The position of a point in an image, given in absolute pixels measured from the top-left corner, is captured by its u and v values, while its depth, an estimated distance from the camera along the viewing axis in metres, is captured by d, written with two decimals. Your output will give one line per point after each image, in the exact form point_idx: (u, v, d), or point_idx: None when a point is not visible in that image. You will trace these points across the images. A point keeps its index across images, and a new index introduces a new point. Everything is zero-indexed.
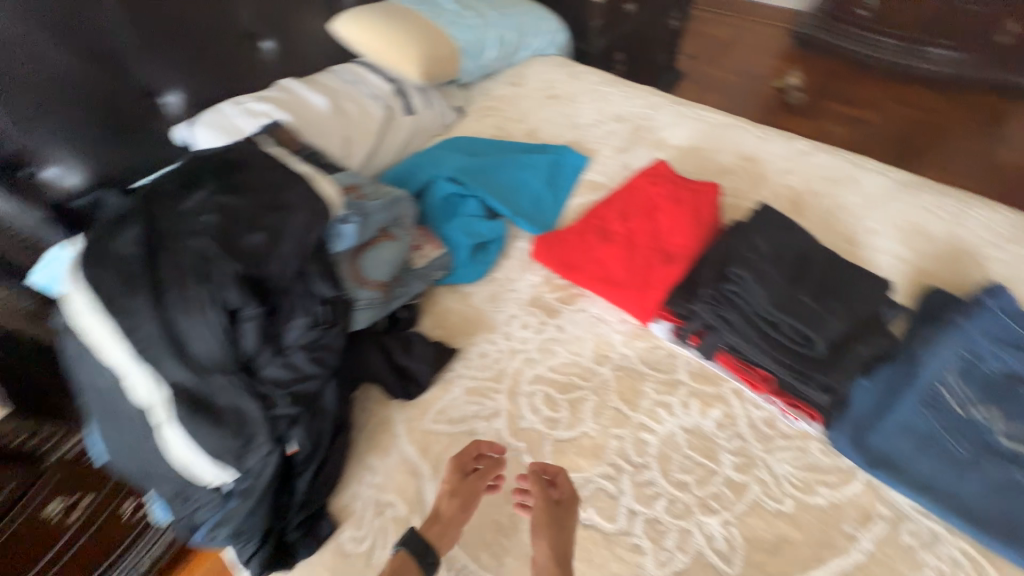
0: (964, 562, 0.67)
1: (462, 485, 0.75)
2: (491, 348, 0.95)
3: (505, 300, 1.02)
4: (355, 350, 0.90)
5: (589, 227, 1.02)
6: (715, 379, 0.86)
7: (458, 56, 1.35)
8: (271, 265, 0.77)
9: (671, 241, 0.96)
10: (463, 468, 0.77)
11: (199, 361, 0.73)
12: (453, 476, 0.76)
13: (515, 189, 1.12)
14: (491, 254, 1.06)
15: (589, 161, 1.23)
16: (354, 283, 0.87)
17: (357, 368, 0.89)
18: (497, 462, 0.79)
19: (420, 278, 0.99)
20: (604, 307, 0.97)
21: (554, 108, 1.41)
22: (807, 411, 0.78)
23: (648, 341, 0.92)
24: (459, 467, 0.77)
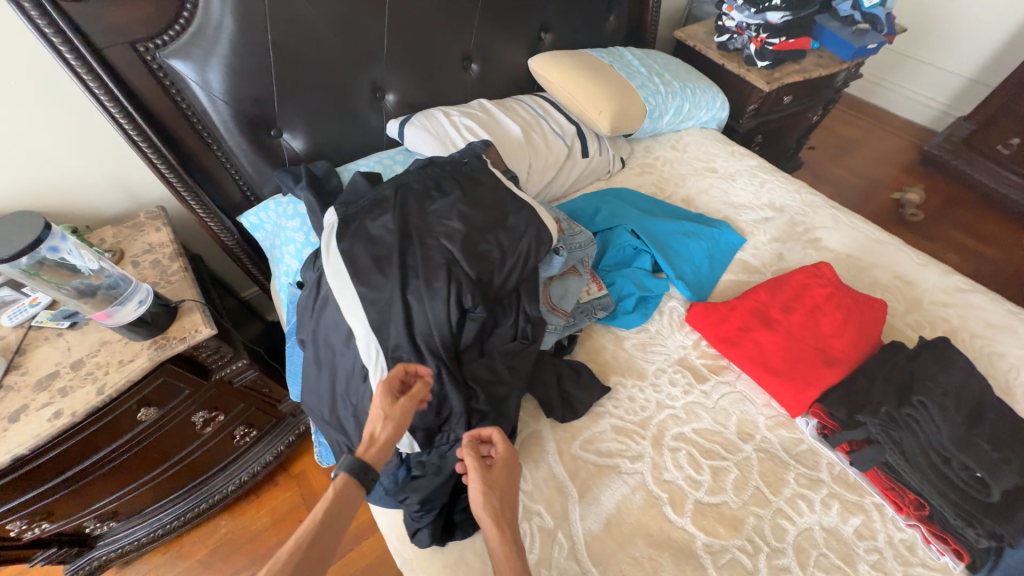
0: None
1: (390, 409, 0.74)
2: (639, 395, 1.02)
3: (655, 352, 1.09)
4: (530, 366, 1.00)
5: (747, 307, 1.10)
6: (858, 487, 0.90)
7: (640, 115, 1.47)
8: (496, 278, 0.89)
9: (833, 344, 1.01)
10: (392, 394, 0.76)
11: (425, 346, 0.84)
12: (381, 409, 0.74)
13: (680, 252, 1.20)
14: (650, 306, 1.14)
15: (744, 241, 1.30)
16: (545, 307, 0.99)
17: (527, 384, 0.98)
18: (425, 385, 0.79)
19: (587, 314, 1.08)
20: (751, 387, 1.03)
21: (711, 180, 1.48)
22: (954, 546, 0.81)
23: (791, 431, 0.97)
24: (386, 398, 0.75)
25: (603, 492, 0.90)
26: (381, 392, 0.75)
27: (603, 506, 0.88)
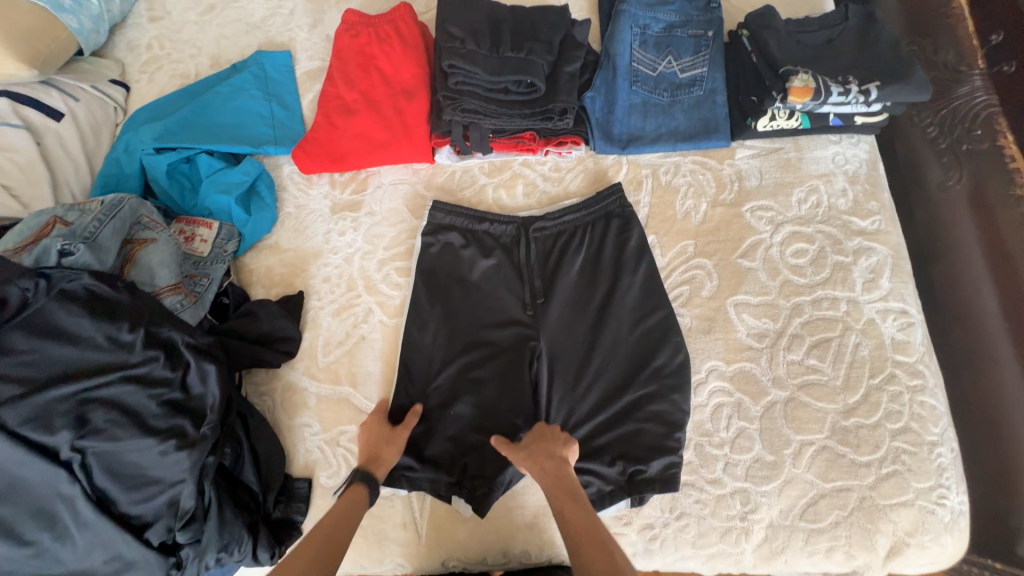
0: (696, 167, 0.93)
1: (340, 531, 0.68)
2: (330, 269, 0.96)
3: (311, 225, 0.99)
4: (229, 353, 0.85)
5: (329, 112, 0.99)
6: (505, 164, 0.98)
7: (50, 19, 1.01)
8: (66, 325, 0.71)
9: (401, 78, 0.98)
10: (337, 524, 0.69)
11: (74, 458, 0.69)
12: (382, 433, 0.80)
13: (242, 122, 1.02)
14: (266, 196, 0.98)
15: (291, 53, 1.12)
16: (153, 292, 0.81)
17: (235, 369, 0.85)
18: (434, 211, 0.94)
19: (216, 261, 0.92)
20: (395, 171, 1.01)
21: (220, 20, 1.19)
22: (571, 141, 0.94)
23: (443, 173, 0.99)
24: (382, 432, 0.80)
25: (369, 363, 0.90)
26: (380, 437, 0.79)
27: (377, 370, 0.90)
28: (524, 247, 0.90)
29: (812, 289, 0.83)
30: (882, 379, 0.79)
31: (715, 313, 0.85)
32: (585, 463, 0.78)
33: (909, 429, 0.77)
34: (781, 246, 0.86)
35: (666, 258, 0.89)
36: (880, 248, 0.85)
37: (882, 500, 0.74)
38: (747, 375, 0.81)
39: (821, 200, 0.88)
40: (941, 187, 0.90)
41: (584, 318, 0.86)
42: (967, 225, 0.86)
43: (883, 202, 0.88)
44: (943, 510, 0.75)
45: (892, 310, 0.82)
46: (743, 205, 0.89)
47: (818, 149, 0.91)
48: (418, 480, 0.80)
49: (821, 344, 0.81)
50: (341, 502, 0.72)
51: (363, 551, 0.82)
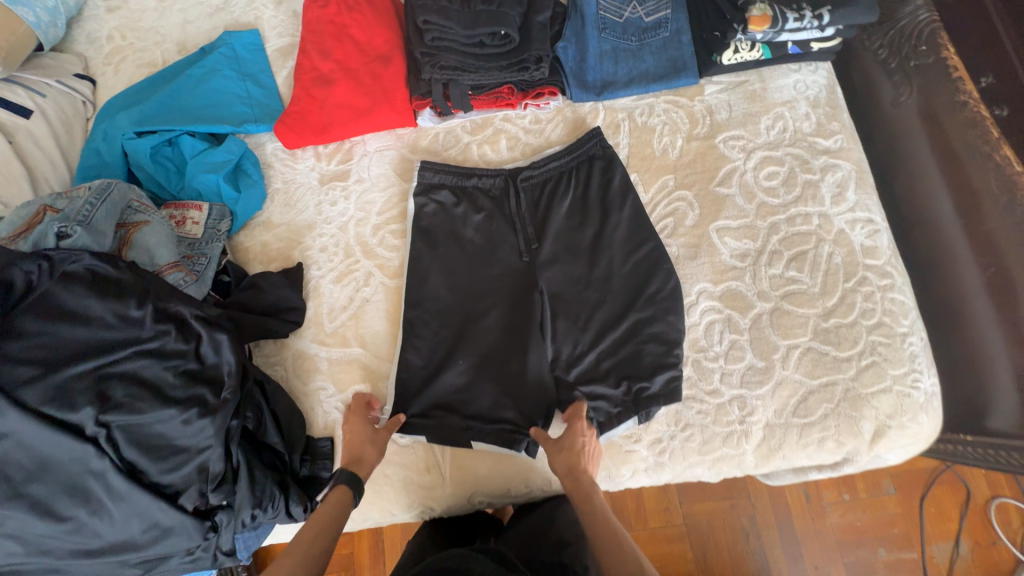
0: (669, 106, 0.97)
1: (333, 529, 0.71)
2: (325, 239, 0.98)
3: (301, 198, 1.00)
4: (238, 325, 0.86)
5: (307, 84, 1.00)
6: (486, 121, 1.00)
7: (6, 13, 0.99)
8: (75, 305, 0.72)
9: (375, 44, 0.99)
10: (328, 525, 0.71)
11: (100, 431, 0.70)
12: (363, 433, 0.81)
13: (219, 103, 1.01)
14: (253, 173, 0.99)
15: (260, 31, 1.11)
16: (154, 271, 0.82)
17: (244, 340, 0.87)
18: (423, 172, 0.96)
19: (212, 240, 0.93)
20: (379, 138, 1.02)
21: (181, 5, 1.17)
22: (548, 92, 0.98)
23: (427, 135, 1.01)
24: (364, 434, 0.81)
25: (375, 324, 0.93)
26: (356, 431, 0.81)
27: (384, 329, 0.92)
28: (513, 198, 0.94)
29: (786, 207, 0.89)
30: (855, 282, 0.85)
31: (699, 239, 0.90)
32: (595, 386, 0.85)
33: (883, 323, 0.84)
34: (754, 171, 0.92)
35: (649, 195, 0.93)
36: (844, 164, 0.91)
37: (863, 389, 0.82)
38: (733, 293, 0.87)
39: (787, 125, 0.93)
40: (895, 104, 0.97)
41: (579, 256, 0.90)
42: (920, 137, 0.93)
43: (843, 122, 0.94)
44: (918, 392, 0.82)
45: (859, 219, 0.88)
46: (716, 137, 0.94)
47: (780, 78, 0.96)
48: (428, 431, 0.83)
49: (798, 257, 0.87)
50: (326, 504, 0.73)
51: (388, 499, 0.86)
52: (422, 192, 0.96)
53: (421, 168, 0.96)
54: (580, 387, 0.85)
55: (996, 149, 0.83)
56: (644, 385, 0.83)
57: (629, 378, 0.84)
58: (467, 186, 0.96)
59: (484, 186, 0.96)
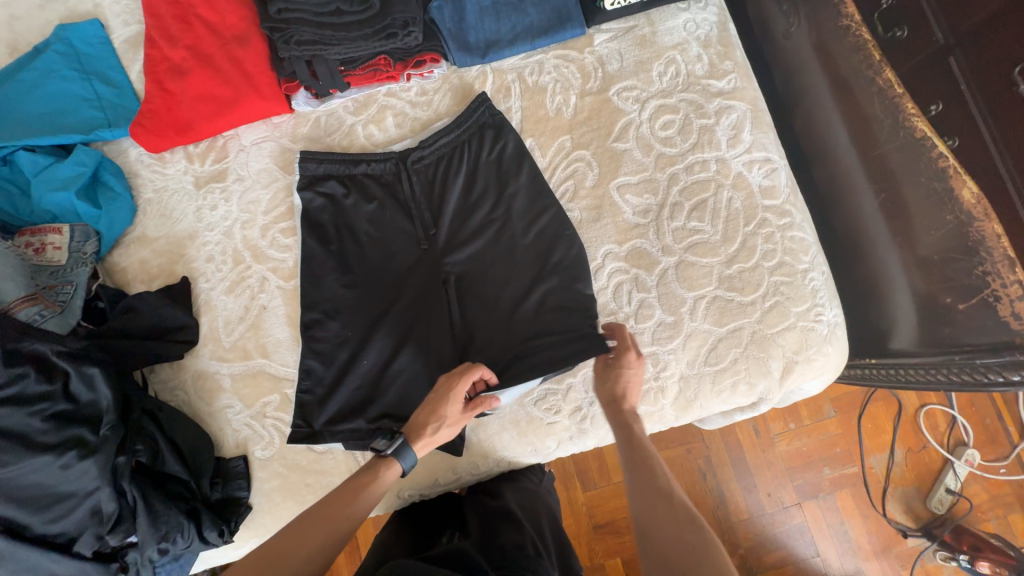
0: (559, 62, 0.92)
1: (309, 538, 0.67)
2: (210, 247, 0.90)
3: (176, 206, 0.92)
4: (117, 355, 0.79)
5: (159, 77, 0.89)
6: (369, 99, 0.92)
7: None
8: None
9: (228, 23, 0.89)
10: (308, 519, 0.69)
11: None
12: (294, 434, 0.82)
13: (62, 109, 0.90)
14: (115, 185, 0.89)
15: (102, 21, 0.98)
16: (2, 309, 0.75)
17: (128, 370, 0.80)
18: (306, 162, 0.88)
19: (77, 265, 0.84)
20: (254, 130, 0.93)
21: None
22: (429, 59, 0.90)
23: (306, 121, 0.93)
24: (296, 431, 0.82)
25: (277, 331, 0.87)
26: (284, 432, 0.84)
27: (286, 336, 0.87)
28: (405, 182, 0.88)
29: (684, 157, 0.87)
30: (755, 225, 0.85)
31: (601, 200, 0.87)
32: (515, 360, 0.81)
33: (784, 263, 0.84)
34: (650, 122, 0.88)
35: (547, 159, 0.89)
36: (739, 105, 0.89)
37: (769, 330, 0.82)
38: (638, 251, 0.85)
39: (680, 69, 0.90)
40: (788, 36, 0.95)
41: (482, 232, 0.86)
42: (814, 68, 0.91)
43: (736, 60, 0.91)
44: (821, 325, 0.84)
45: (756, 160, 0.87)
46: (610, 90, 0.90)
47: (669, 19, 0.92)
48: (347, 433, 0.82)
49: (699, 207, 0.85)
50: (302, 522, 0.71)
51: (327, 520, 0.68)
52: (303, 185, 0.88)
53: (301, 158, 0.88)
54: (494, 366, 0.82)
55: (880, 72, 0.81)
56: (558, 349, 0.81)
57: (548, 344, 0.81)
58: (353, 170, 0.89)
59: (374, 169, 0.89)
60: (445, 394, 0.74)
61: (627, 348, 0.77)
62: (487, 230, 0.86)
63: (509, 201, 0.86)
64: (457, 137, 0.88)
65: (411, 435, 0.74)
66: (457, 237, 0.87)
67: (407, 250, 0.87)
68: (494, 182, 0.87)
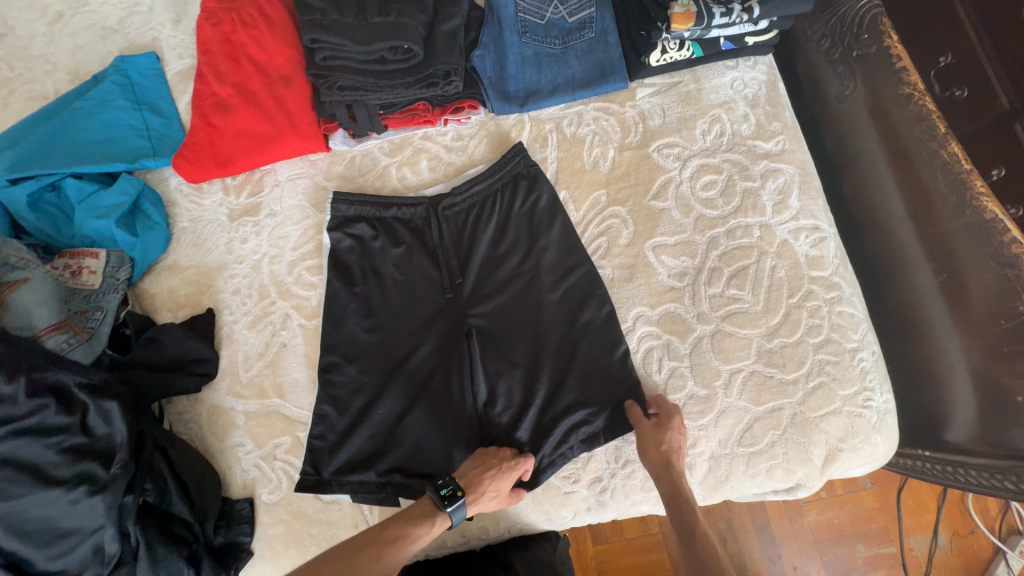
0: (599, 114, 0.90)
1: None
2: (238, 280, 0.91)
3: (209, 237, 0.93)
4: (139, 387, 0.79)
5: (205, 112, 0.91)
6: (405, 141, 0.93)
7: None
8: None
9: (275, 63, 0.91)
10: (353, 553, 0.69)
11: None
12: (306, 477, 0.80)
13: (112, 138, 0.93)
14: (153, 214, 0.91)
15: (157, 53, 1.02)
16: (31, 335, 0.75)
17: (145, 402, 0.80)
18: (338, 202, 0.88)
19: (109, 291, 0.85)
20: (291, 165, 0.94)
21: (71, 28, 1.06)
22: (468, 105, 0.90)
23: (342, 160, 0.93)
24: (307, 476, 0.80)
25: (294, 370, 0.86)
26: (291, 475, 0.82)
27: (303, 376, 0.86)
28: (434, 229, 0.86)
29: (725, 220, 0.83)
30: (800, 297, 0.79)
31: (635, 259, 0.84)
32: (550, 427, 0.78)
33: (831, 340, 0.78)
34: (691, 181, 0.85)
35: (581, 213, 0.86)
36: (787, 168, 0.84)
37: (811, 412, 0.76)
38: (671, 316, 0.81)
39: (725, 128, 0.86)
40: (841, 98, 0.90)
41: (508, 285, 0.84)
42: (869, 133, 0.86)
43: (785, 121, 0.87)
44: (870, 412, 0.77)
45: (803, 228, 0.82)
46: (650, 145, 0.87)
47: (716, 77, 0.89)
48: (357, 484, 0.79)
49: (740, 273, 0.81)
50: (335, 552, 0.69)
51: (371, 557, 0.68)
52: (333, 226, 0.87)
53: (333, 198, 0.88)
54: (516, 439, 0.79)
55: (945, 145, 0.76)
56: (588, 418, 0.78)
57: (579, 413, 0.78)
58: (383, 213, 0.88)
59: (403, 213, 0.88)
60: (506, 467, 0.74)
61: (673, 417, 0.75)
62: (513, 285, 0.83)
63: (540, 254, 0.84)
64: (489, 189, 0.87)
65: (468, 496, 0.72)
66: (482, 288, 0.84)
67: (431, 298, 0.85)
68: (524, 234, 0.85)
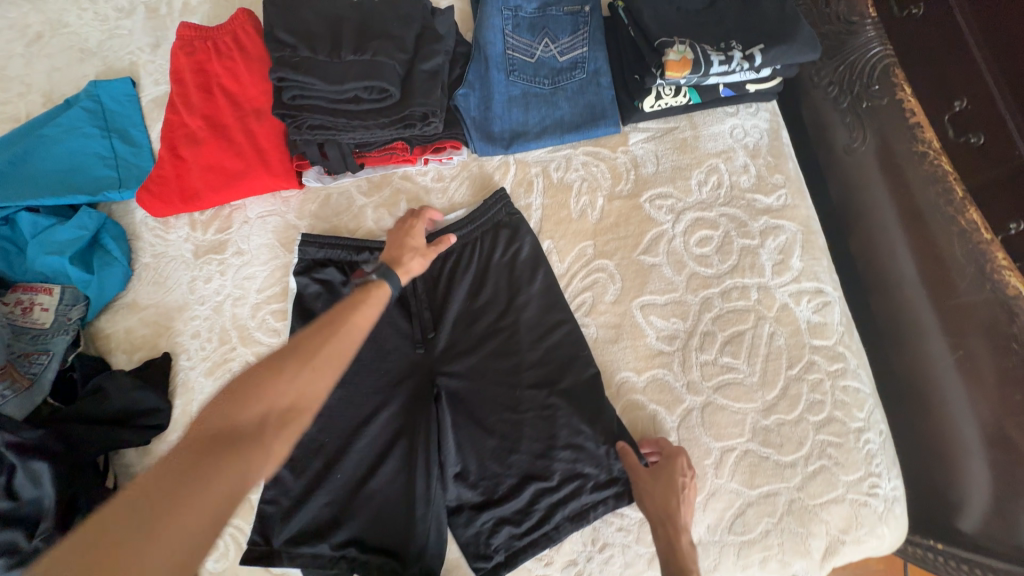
0: (588, 159, 0.84)
1: (213, 479, 0.48)
2: (198, 322, 0.85)
3: (172, 274, 0.88)
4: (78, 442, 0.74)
5: (174, 144, 0.87)
6: (383, 180, 0.88)
7: None
8: None
9: (250, 96, 0.87)
10: (204, 432, 0.51)
11: None
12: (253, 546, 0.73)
13: (75, 168, 0.88)
14: (113, 248, 0.86)
15: (133, 79, 0.98)
16: None
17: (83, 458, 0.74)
18: (307, 244, 0.82)
19: (59, 331, 0.80)
20: (262, 201, 0.89)
21: (47, 49, 1.03)
22: (449, 146, 0.85)
23: (316, 198, 0.88)
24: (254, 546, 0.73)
25: None
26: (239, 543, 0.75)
27: None
28: None
29: (720, 280, 0.76)
30: (800, 369, 0.73)
31: (621, 317, 0.77)
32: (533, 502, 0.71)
33: (834, 419, 0.71)
34: (684, 236, 0.79)
35: (565, 265, 0.81)
36: (788, 225, 0.78)
37: (810, 501, 0.69)
38: (658, 383, 0.74)
39: (722, 179, 0.81)
40: (848, 150, 0.85)
41: (485, 342, 0.77)
42: (879, 188, 0.80)
43: (788, 173, 0.81)
44: (876, 501, 0.70)
45: (805, 291, 0.76)
46: (642, 195, 0.81)
47: (714, 124, 0.84)
48: (308, 557, 0.72)
49: (734, 340, 0.74)
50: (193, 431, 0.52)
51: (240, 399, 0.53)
52: (301, 270, 0.82)
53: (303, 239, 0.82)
54: (496, 512, 0.72)
55: (962, 211, 0.70)
56: (569, 495, 0.71)
57: (568, 486, 0.71)
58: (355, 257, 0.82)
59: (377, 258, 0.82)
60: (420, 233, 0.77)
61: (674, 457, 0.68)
62: (491, 342, 0.77)
63: (520, 309, 0.78)
64: (471, 234, 0.81)
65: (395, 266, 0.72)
66: (457, 343, 0.78)
67: (401, 352, 0.79)
68: (505, 285, 0.79)
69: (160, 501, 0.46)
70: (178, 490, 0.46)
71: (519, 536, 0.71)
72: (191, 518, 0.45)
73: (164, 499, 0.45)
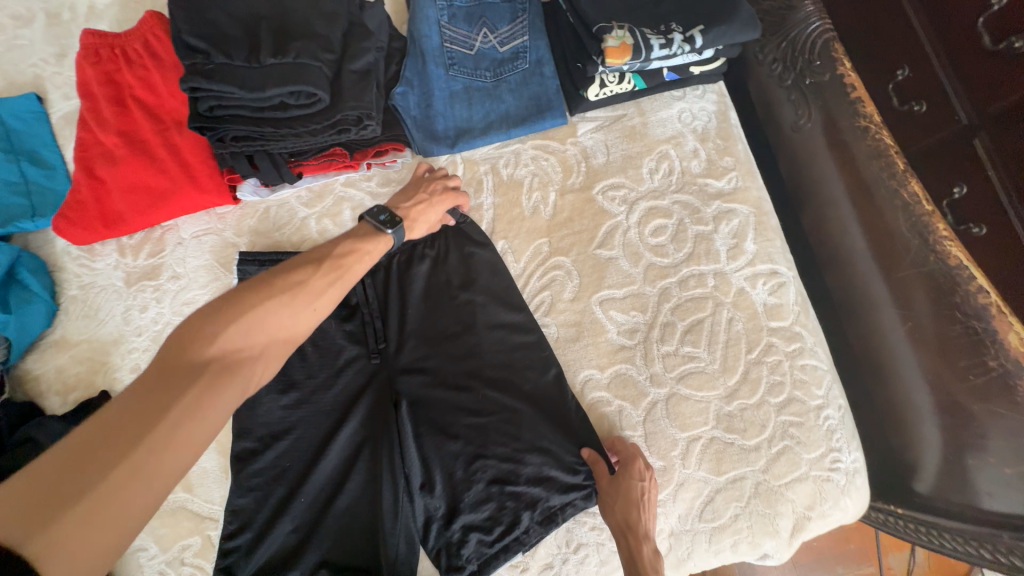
0: (537, 153, 0.82)
1: (201, 398, 0.46)
2: (137, 355, 0.79)
3: (103, 305, 0.81)
4: None
5: (88, 163, 0.80)
6: (325, 189, 0.83)
7: None
8: None
9: (170, 107, 0.81)
10: (188, 354, 0.48)
11: None
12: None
13: None
14: (31, 283, 0.79)
15: (38, 94, 0.89)
16: None
17: None
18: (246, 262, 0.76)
19: None
20: (195, 219, 0.84)
21: None
22: (391, 148, 0.81)
23: (253, 213, 0.83)
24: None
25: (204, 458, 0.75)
26: None
27: (215, 466, 0.75)
28: (356, 289, 0.76)
29: (677, 269, 0.76)
30: (759, 352, 0.73)
31: (581, 314, 0.76)
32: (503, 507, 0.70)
33: (794, 399, 0.72)
34: (639, 227, 0.77)
35: (521, 264, 0.78)
36: (740, 208, 0.78)
37: (775, 482, 0.70)
38: (621, 378, 0.73)
39: (673, 166, 0.79)
40: (795, 127, 0.84)
41: (443, 350, 0.75)
42: (826, 164, 0.80)
43: (738, 155, 0.81)
44: (838, 475, 0.71)
45: (760, 274, 0.76)
46: (594, 187, 0.79)
47: (662, 109, 0.82)
48: None
49: (694, 329, 0.74)
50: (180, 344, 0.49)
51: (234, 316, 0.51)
52: None
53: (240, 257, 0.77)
54: (465, 519, 0.70)
55: (904, 184, 0.70)
56: (538, 498, 0.70)
57: (537, 489, 0.70)
58: None
59: None
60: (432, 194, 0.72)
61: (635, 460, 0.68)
62: (450, 350, 0.75)
63: (478, 313, 0.75)
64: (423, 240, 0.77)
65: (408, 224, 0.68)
66: (414, 355, 0.75)
67: (357, 369, 0.75)
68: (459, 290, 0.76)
69: (144, 411, 0.44)
70: (165, 399, 0.45)
71: (489, 543, 0.70)
72: (200, 428, 0.45)
73: (170, 413, 0.44)
